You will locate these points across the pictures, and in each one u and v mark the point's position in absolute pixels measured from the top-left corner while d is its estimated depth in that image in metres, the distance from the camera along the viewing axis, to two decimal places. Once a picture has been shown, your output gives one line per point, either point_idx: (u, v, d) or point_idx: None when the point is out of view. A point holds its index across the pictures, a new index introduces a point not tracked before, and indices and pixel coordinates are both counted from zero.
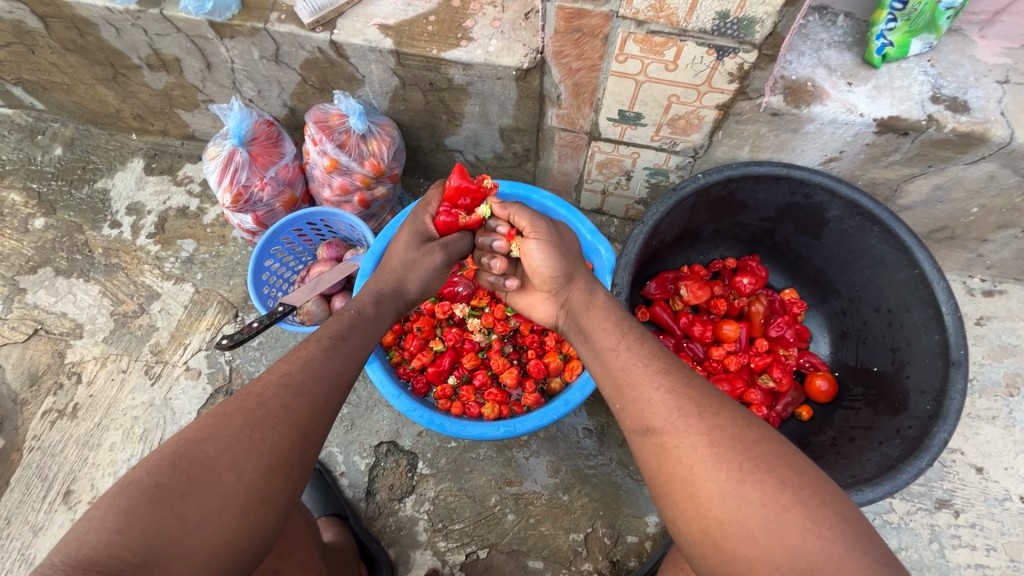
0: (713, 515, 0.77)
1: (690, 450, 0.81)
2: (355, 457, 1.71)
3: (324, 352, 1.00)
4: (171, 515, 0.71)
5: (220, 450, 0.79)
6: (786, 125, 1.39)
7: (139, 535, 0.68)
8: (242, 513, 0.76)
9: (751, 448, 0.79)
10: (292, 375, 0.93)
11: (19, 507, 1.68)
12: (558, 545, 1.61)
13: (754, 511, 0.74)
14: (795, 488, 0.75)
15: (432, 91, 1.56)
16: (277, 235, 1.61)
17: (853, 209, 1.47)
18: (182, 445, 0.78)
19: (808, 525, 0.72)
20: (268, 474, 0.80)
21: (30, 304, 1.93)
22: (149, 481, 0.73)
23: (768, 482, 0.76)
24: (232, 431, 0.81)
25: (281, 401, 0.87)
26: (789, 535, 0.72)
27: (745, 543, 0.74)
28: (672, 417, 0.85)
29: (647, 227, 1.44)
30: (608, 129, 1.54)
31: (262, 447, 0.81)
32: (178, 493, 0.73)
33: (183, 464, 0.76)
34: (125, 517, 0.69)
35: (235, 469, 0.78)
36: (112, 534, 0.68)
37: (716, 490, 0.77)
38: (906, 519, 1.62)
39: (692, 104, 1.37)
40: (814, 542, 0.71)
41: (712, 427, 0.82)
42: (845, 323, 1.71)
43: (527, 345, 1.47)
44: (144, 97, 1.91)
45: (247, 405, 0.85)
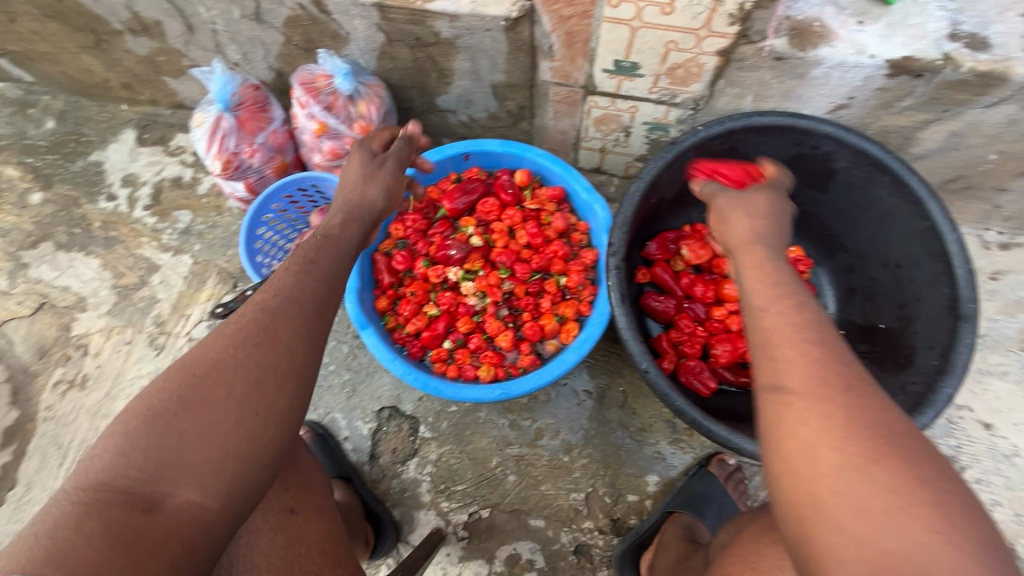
0: (828, 482, 0.67)
1: (819, 416, 0.71)
2: (357, 422, 1.73)
3: (296, 277, 0.95)
4: (168, 433, 0.73)
5: (206, 370, 0.79)
6: (791, 70, 1.31)
7: (140, 453, 0.71)
8: (235, 426, 0.77)
9: (894, 439, 0.68)
10: (267, 300, 0.88)
11: (38, 474, 1.74)
12: (559, 505, 1.63)
13: (878, 492, 0.64)
14: (934, 489, 0.64)
15: (419, 46, 1.49)
16: (268, 202, 1.59)
17: (862, 158, 1.40)
18: (172, 369, 0.79)
19: (940, 529, 0.61)
20: (257, 388, 0.80)
21: (34, 278, 1.94)
22: (142, 405, 0.75)
23: (905, 471, 0.64)
24: (218, 351, 0.81)
25: (260, 322, 0.85)
26: (915, 530, 0.61)
27: (856, 519, 0.64)
28: (813, 383, 0.74)
29: (644, 183, 1.38)
30: (604, 82, 1.47)
31: (247, 364, 0.80)
32: (171, 412, 0.74)
33: (173, 386, 0.77)
34: (124, 441, 0.72)
35: (222, 385, 0.78)
36: (115, 456, 0.71)
37: (838, 459, 0.67)
38: None
39: (691, 51, 1.30)
40: (943, 547, 0.60)
41: (852, 405, 0.71)
42: (852, 280, 1.66)
43: (522, 308, 1.45)
44: (130, 65, 1.86)
45: (228, 329, 0.84)
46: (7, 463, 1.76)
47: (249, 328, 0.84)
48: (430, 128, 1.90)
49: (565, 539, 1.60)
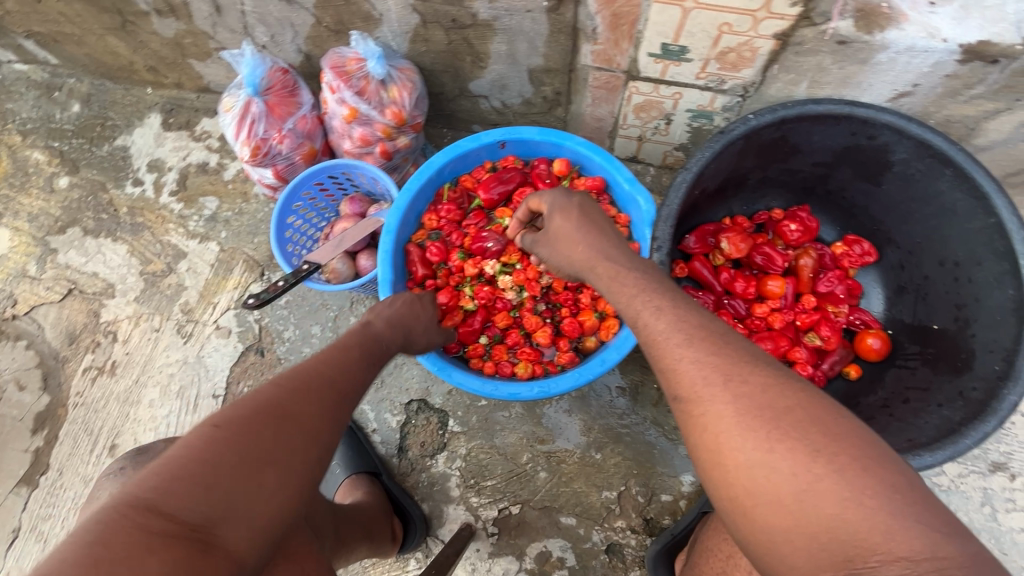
0: (741, 484, 0.73)
1: (717, 419, 0.76)
2: (386, 414, 1.70)
3: (362, 361, 0.97)
4: (253, 478, 0.69)
5: (297, 428, 0.76)
6: (853, 55, 1.23)
7: (216, 493, 0.66)
8: (305, 495, 0.74)
9: (783, 416, 0.73)
10: (343, 377, 0.90)
11: (69, 460, 1.75)
12: (590, 502, 1.60)
13: (784, 481, 0.69)
14: (830, 456, 0.68)
15: (455, 28, 1.43)
16: (298, 190, 1.55)
17: (924, 150, 1.32)
18: (267, 408, 0.75)
19: (847, 495, 0.66)
20: (327, 460, 0.78)
21: (63, 264, 1.94)
22: (239, 439, 0.70)
23: (800, 449, 0.70)
24: (308, 412, 0.79)
25: (337, 399, 0.85)
26: (826, 507, 0.66)
27: (779, 514, 0.69)
28: (697, 386, 0.79)
29: (691, 174, 1.32)
30: (648, 67, 1.40)
31: (328, 435, 0.80)
32: (261, 459, 0.70)
33: (267, 430, 0.73)
34: (207, 469, 0.66)
35: (304, 448, 0.75)
36: (194, 484, 0.65)
37: (743, 460, 0.73)
38: (957, 482, 1.55)
39: (746, 34, 1.22)
40: (856, 512, 0.65)
41: (740, 396, 0.76)
42: (903, 277, 1.58)
43: (560, 303, 1.40)
44: (156, 47, 1.82)
45: (314, 391, 0.83)
46: (40, 448, 1.77)
47: (320, 389, 0.84)
48: (461, 114, 1.84)
49: (597, 538, 1.58)
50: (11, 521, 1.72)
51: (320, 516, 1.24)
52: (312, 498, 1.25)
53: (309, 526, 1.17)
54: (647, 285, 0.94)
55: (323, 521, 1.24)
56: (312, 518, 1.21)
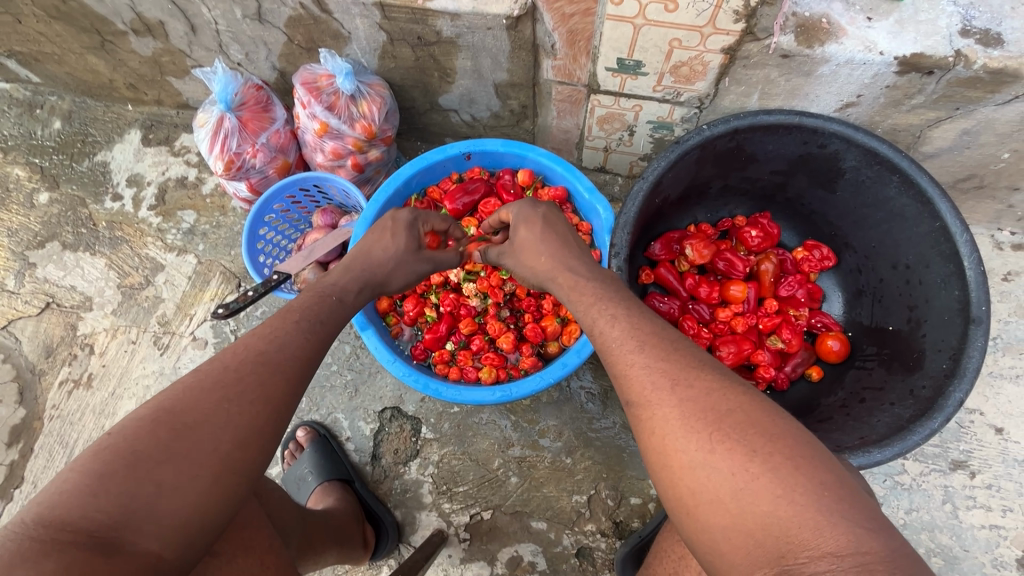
0: (685, 483, 0.73)
1: (663, 421, 0.77)
2: (359, 422, 1.72)
3: (304, 333, 0.98)
4: (146, 481, 0.72)
5: (197, 423, 0.78)
6: (798, 68, 1.29)
7: (113, 498, 0.70)
8: (216, 483, 0.77)
9: (724, 418, 0.74)
10: (270, 354, 0.91)
11: (44, 472, 1.76)
12: (561, 507, 1.62)
13: (722, 479, 0.70)
14: (765, 455, 0.69)
15: (421, 45, 1.48)
16: (270, 202, 1.59)
17: (871, 158, 1.37)
18: (162, 412, 0.78)
19: (780, 492, 0.67)
20: (243, 446, 0.81)
21: (41, 278, 1.96)
22: (125, 445, 0.73)
23: (738, 450, 0.70)
24: (210, 404, 0.81)
25: (258, 377, 0.87)
26: (761, 504, 0.67)
27: (717, 512, 0.70)
28: (646, 391, 0.80)
29: (648, 183, 1.37)
30: (607, 81, 1.45)
31: (238, 422, 0.81)
32: (155, 459, 0.73)
33: (163, 431, 0.76)
34: (99, 480, 0.70)
35: (210, 441, 0.78)
36: (87, 495, 0.69)
37: (686, 460, 0.73)
38: (919, 480, 1.59)
39: (696, 48, 1.28)
40: (787, 509, 0.66)
41: (685, 399, 0.77)
42: (860, 281, 1.63)
43: (524, 309, 1.44)
44: (135, 65, 1.87)
45: (228, 379, 0.85)
46: (14, 461, 1.78)
47: (237, 380, 0.85)
48: (433, 127, 1.89)
49: (567, 542, 1.59)
50: None
51: (286, 516, 1.27)
52: (278, 499, 1.27)
53: (272, 521, 1.20)
54: (595, 289, 0.97)
55: (288, 520, 1.26)
56: (276, 516, 1.23)
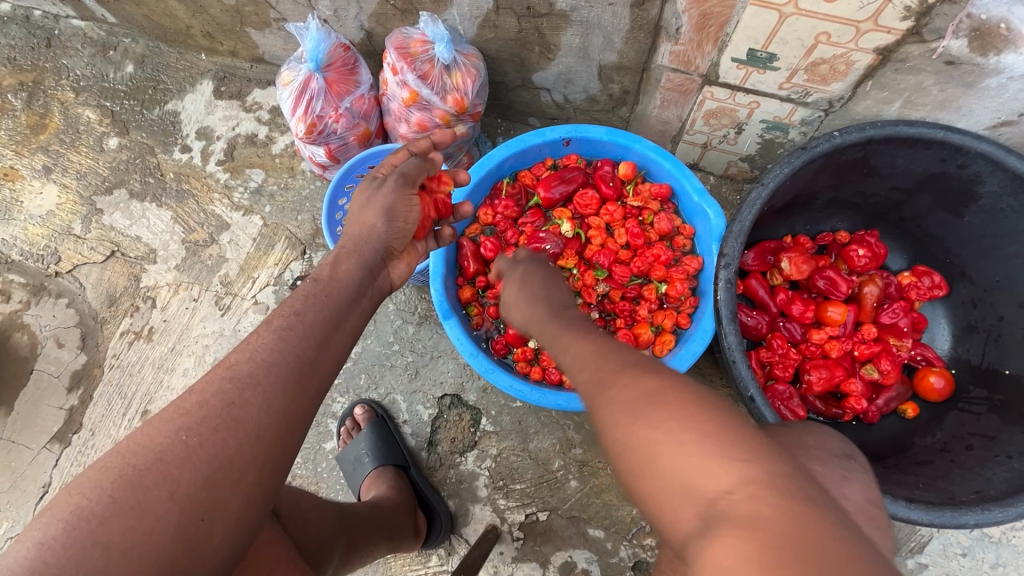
0: (599, 419, 0.63)
1: (594, 370, 0.70)
2: (418, 407, 1.68)
3: (277, 335, 0.85)
4: (92, 546, 0.62)
5: (150, 463, 0.67)
6: (959, 77, 1.15)
7: (56, 572, 0.60)
8: (175, 539, 0.65)
9: (660, 357, 0.67)
10: (240, 365, 0.79)
11: (102, 421, 1.76)
12: (620, 517, 1.55)
13: (627, 411, 0.60)
14: (677, 388, 0.60)
15: (528, 16, 1.37)
16: (352, 172, 1.52)
17: (1019, 185, 1.23)
18: (112, 458, 0.68)
19: (680, 413, 0.57)
20: (211, 486, 0.68)
21: (107, 225, 1.94)
22: (66, 505, 0.64)
23: (671, 379, 0.62)
24: (166, 438, 0.70)
25: (226, 398, 0.75)
26: (653, 427, 0.57)
27: (643, 450, 0.57)
28: (605, 350, 0.75)
29: (767, 190, 1.25)
30: (729, 72, 1.33)
31: (200, 455, 0.69)
32: (98, 518, 0.63)
33: (107, 482, 0.66)
34: (40, 552, 0.61)
35: (164, 485, 0.66)
36: (24, 573, 0.59)
37: (608, 391, 0.65)
38: (1009, 535, 1.48)
39: (845, 46, 1.15)
40: (675, 429, 0.55)
41: (623, 350, 0.71)
42: (973, 315, 1.50)
43: (616, 313, 1.36)
44: (215, 13, 1.79)
45: (189, 405, 0.74)
46: (74, 406, 1.78)
47: (203, 412, 0.73)
48: (518, 105, 1.78)
49: (624, 553, 1.53)
50: (42, 476, 1.74)
51: (322, 532, 1.19)
52: (304, 520, 1.18)
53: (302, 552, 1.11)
54: None
55: (328, 537, 1.19)
56: (305, 542, 1.14)
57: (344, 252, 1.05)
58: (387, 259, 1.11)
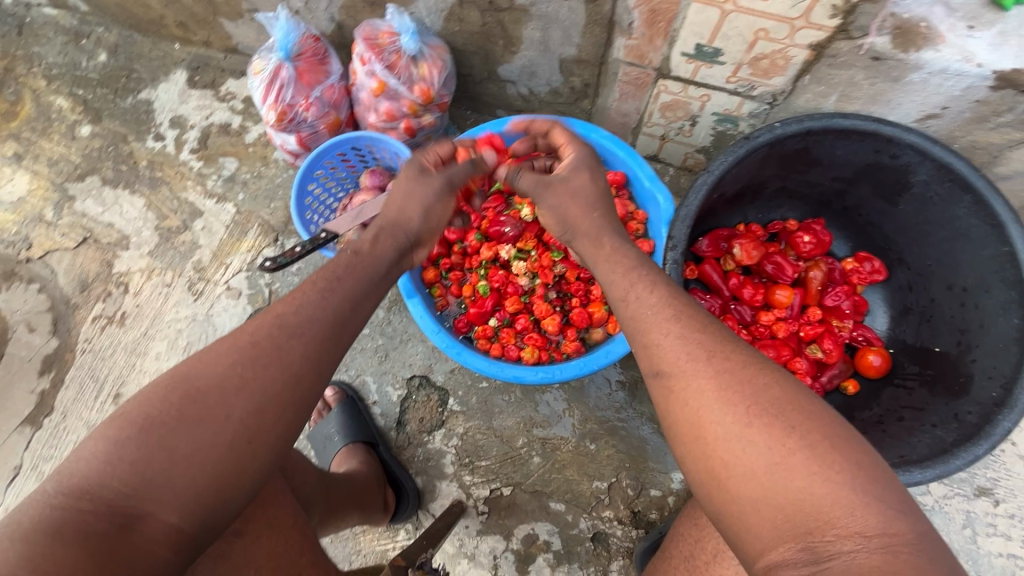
0: (718, 456, 0.75)
1: (699, 394, 0.79)
2: (387, 388, 1.73)
3: (319, 294, 0.95)
4: (158, 448, 0.73)
5: (210, 387, 0.78)
6: (886, 72, 1.23)
7: (128, 466, 0.71)
8: (228, 451, 0.77)
9: (762, 393, 0.76)
10: (286, 316, 0.88)
11: (73, 404, 1.78)
12: (581, 490, 1.63)
13: (758, 456, 0.72)
14: (803, 432, 0.72)
15: (491, 10, 1.44)
16: (321, 158, 1.56)
17: (944, 174, 1.33)
18: (175, 377, 0.79)
19: (815, 469, 0.69)
20: (258, 414, 0.80)
21: (79, 212, 1.95)
22: (138, 412, 0.75)
23: (777, 425, 0.73)
24: (223, 368, 0.80)
25: (274, 341, 0.85)
26: (794, 479, 0.69)
27: (750, 485, 0.72)
28: (681, 360, 0.83)
29: (712, 177, 1.33)
30: (679, 66, 1.40)
31: (253, 386, 0.80)
32: (166, 425, 0.74)
33: (175, 397, 0.77)
34: (115, 448, 0.72)
35: (222, 407, 0.77)
36: (102, 464, 0.71)
37: (720, 433, 0.75)
38: (941, 502, 1.58)
39: (782, 41, 1.23)
40: (820, 485, 0.68)
41: (721, 371, 0.80)
42: (909, 298, 1.60)
43: (571, 293, 1.42)
44: (188, 3, 1.82)
45: (242, 343, 0.83)
46: (45, 390, 1.80)
47: (264, 360, 0.83)
48: (486, 97, 1.84)
49: (584, 525, 1.61)
50: (12, 458, 1.75)
51: (306, 486, 1.24)
52: (300, 473, 1.24)
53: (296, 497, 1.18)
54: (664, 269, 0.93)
55: (312, 494, 1.25)
56: (298, 490, 1.21)
57: (382, 233, 1.12)
58: (414, 247, 1.18)
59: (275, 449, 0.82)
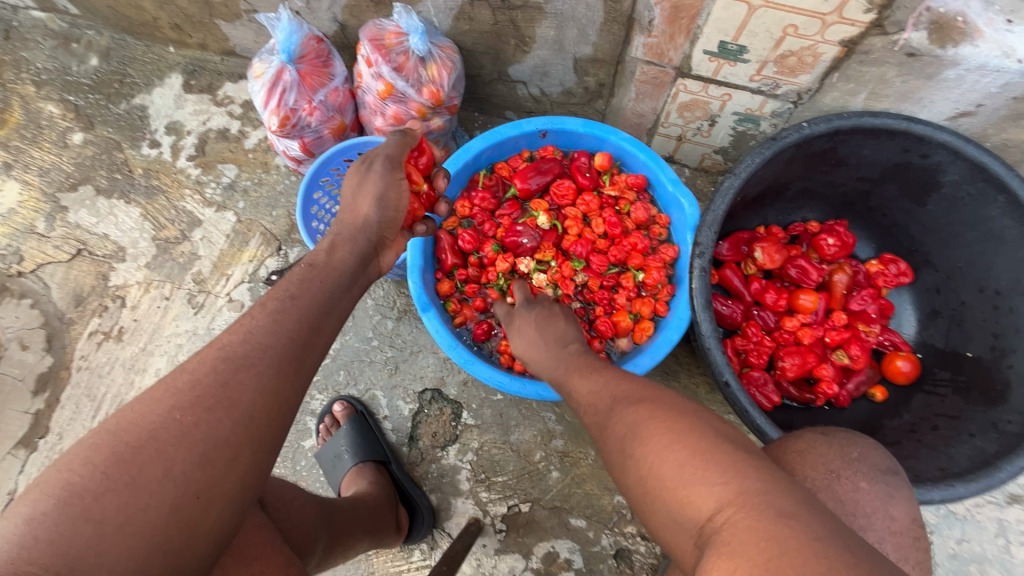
0: (629, 458, 0.72)
1: (635, 408, 0.78)
2: (398, 402, 1.67)
3: (271, 317, 0.85)
4: (84, 523, 0.62)
5: (143, 441, 0.67)
6: (920, 69, 1.18)
7: (47, 547, 0.60)
8: (168, 517, 0.65)
9: (692, 412, 0.73)
10: (234, 346, 0.78)
11: (70, 424, 1.71)
12: (602, 505, 1.57)
13: (648, 448, 0.69)
14: (695, 425, 0.69)
15: (503, 9, 1.38)
16: (327, 165, 1.50)
17: (978, 173, 1.28)
18: (101, 434, 0.67)
19: (692, 453, 0.65)
20: (206, 464, 0.69)
21: (72, 223, 1.88)
22: (53, 484, 0.63)
23: (683, 426, 0.69)
24: (159, 415, 0.69)
25: (219, 376, 0.74)
26: (671, 463, 0.65)
27: (671, 488, 0.64)
28: (615, 394, 0.84)
29: (739, 179, 1.27)
30: (701, 65, 1.35)
31: (192, 436, 0.69)
32: (89, 494, 0.63)
33: (97, 458, 0.65)
34: (30, 528, 0.60)
35: (160, 462, 0.66)
36: (15, 549, 0.59)
37: (629, 434, 0.74)
38: (973, 511, 1.54)
39: (812, 38, 1.18)
40: (693, 466, 0.63)
41: (662, 398, 0.79)
42: (937, 301, 1.55)
43: (593, 303, 1.38)
44: (183, 4, 1.75)
45: (182, 382, 0.73)
46: (40, 410, 1.72)
47: (199, 395, 0.72)
48: (495, 99, 1.78)
49: (606, 542, 1.55)
50: (7, 482, 1.68)
51: (306, 523, 1.18)
52: (288, 509, 1.16)
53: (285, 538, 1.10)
54: None
55: (310, 530, 1.17)
56: (289, 531, 1.13)
57: (339, 239, 1.06)
58: (378, 250, 1.11)
59: (235, 495, 0.71)
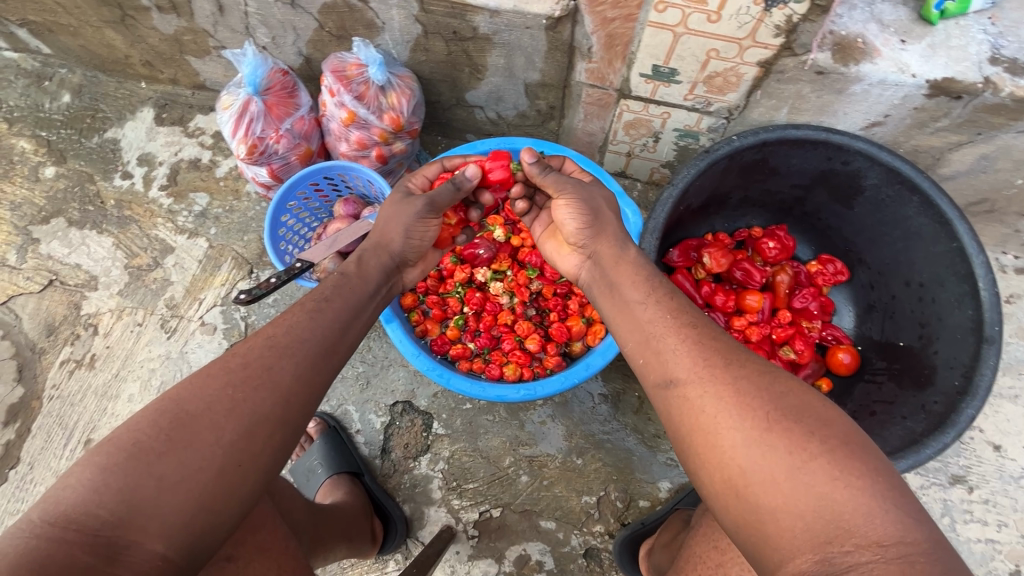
0: (737, 463, 0.73)
1: (715, 399, 0.78)
2: (370, 415, 1.71)
3: (309, 315, 0.95)
4: (147, 476, 0.71)
5: (201, 411, 0.77)
6: (830, 85, 1.31)
7: (114, 494, 0.69)
8: (218, 478, 0.75)
9: (780, 399, 0.75)
10: (278, 337, 0.89)
11: (41, 454, 1.71)
12: (570, 507, 1.62)
13: (778, 459, 0.71)
14: (823, 438, 0.71)
15: (455, 40, 1.48)
16: (293, 189, 1.57)
17: (893, 176, 1.40)
18: (165, 402, 0.77)
19: (837, 474, 0.68)
20: (249, 437, 0.79)
21: (44, 254, 1.91)
22: (126, 438, 0.73)
23: (795, 431, 0.72)
24: (215, 390, 0.79)
25: (266, 362, 0.85)
26: (817, 484, 0.68)
27: (771, 492, 0.70)
28: (696, 368, 0.81)
29: (677, 190, 1.37)
30: (639, 86, 1.46)
31: (242, 409, 0.79)
32: (155, 451, 0.72)
33: (164, 421, 0.75)
34: (101, 476, 0.70)
35: (213, 430, 0.76)
36: (88, 492, 0.69)
37: (739, 438, 0.74)
38: (919, 493, 1.63)
39: (732, 60, 1.30)
40: (842, 491, 0.67)
41: (738, 378, 0.79)
42: (872, 296, 1.66)
43: (549, 308, 1.46)
44: (154, 42, 1.83)
45: (233, 364, 0.83)
46: (11, 441, 1.73)
47: (257, 380, 0.82)
48: (456, 123, 1.88)
49: (575, 542, 1.60)
50: None
51: (296, 513, 1.24)
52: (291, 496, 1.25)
53: (284, 521, 1.18)
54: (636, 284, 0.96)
55: (300, 519, 1.25)
56: (288, 512, 1.22)
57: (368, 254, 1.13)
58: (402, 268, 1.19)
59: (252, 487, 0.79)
